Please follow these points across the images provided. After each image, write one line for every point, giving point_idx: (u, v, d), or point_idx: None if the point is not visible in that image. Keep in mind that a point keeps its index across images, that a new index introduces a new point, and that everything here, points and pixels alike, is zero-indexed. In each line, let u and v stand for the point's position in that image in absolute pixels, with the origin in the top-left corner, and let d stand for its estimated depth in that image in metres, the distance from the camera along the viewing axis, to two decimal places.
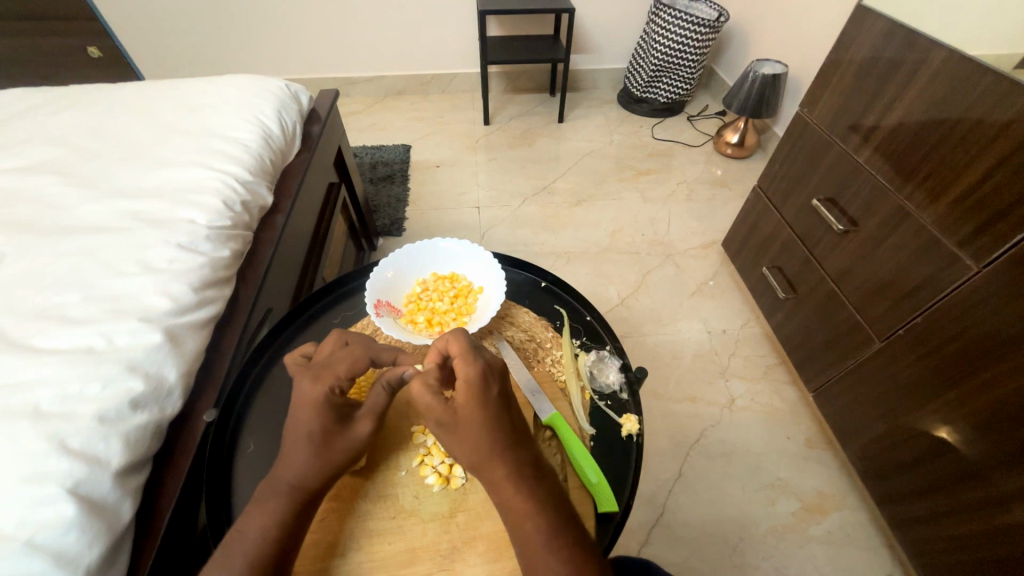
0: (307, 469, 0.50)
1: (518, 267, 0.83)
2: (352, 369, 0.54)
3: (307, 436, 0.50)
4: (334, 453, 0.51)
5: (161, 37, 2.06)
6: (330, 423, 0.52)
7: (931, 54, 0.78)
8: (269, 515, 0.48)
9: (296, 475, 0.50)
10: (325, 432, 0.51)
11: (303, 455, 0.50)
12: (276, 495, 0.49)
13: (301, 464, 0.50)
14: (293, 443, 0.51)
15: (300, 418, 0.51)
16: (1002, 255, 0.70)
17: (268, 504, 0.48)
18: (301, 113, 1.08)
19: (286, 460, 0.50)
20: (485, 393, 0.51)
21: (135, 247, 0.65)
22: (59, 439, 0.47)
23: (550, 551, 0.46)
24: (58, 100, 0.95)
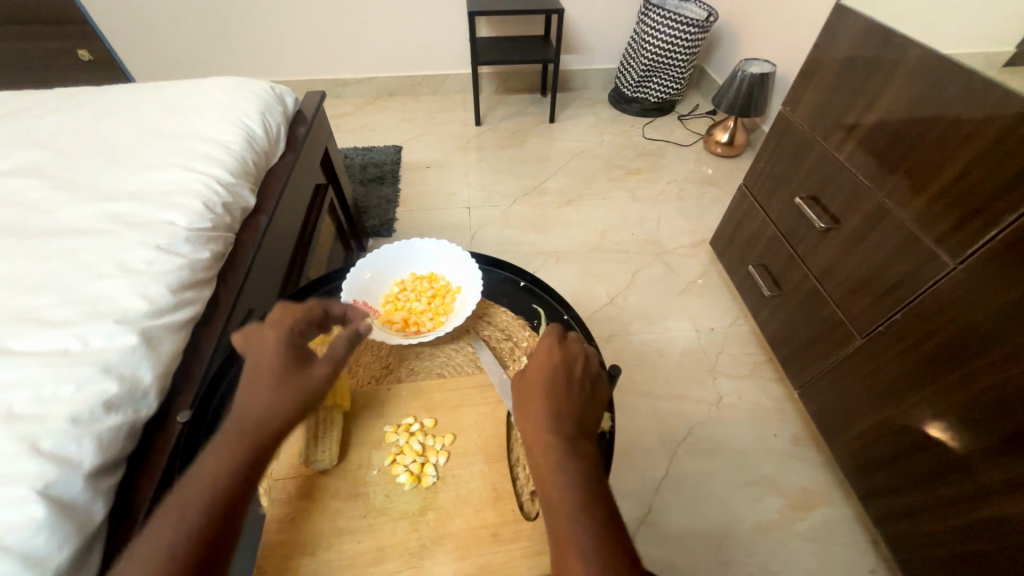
0: (270, 410, 0.51)
1: (497, 267, 0.84)
2: (308, 314, 0.60)
3: (268, 377, 0.53)
4: (296, 392, 0.53)
5: (151, 40, 2.05)
6: (288, 363, 0.54)
7: (907, 53, 0.79)
8: (228, 459, 0.48)
9: (257, 417, 0.51)
10: (287, 370, 0.54)
11: (266, 393, 0.52)
12: (236, 440, 0.49)
13: (262, 406, 0.51)
14: (254, 384, 0.53)
15: (262, 360, 0.54)
16: (978, 251, 0.71)
17: (231, 447, 0.49)
18: (286, 114, 1.08)
19: (246, 402, 0.52)
20: (553, 361, 0.55)
21: (114, 249, 0.65)
22: (31, 440, 0.47)
23: (576, 513, 0.44)
24: (43, 103, 0.95)
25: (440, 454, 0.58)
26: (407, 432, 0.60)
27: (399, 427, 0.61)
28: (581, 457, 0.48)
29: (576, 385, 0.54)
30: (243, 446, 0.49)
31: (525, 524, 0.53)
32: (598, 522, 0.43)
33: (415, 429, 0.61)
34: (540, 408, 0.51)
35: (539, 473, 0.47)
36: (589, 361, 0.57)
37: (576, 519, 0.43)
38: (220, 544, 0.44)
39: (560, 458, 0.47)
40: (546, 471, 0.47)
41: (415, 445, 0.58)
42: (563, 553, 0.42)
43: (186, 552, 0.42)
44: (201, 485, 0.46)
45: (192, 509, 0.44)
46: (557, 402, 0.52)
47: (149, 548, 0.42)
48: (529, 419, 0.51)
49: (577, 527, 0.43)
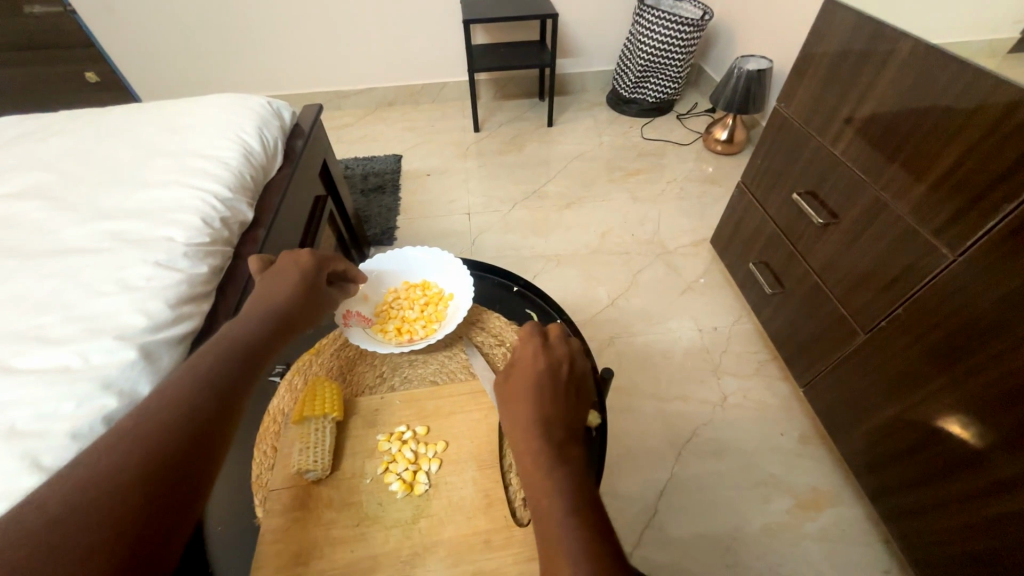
0: (288, 301, 0.62)
1: (490, 273, 0.85)
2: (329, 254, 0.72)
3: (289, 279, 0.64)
4: (310, 295, 0.64)
5: (155, 59, 2.10)
6: (308, 272, 0.66)
7: (897, 45, 0.78)
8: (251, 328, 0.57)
9: (278, 303, 0.61)
10: (307, 276, 0.65)
11: (286, 290, 0.62)
12: (257, 318, 0.59)
13: (283, 297, 0.62)
14: (277, 283, 0.63)
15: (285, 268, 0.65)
16: (977, 242, 0.70)
17: (253, 321, 0.58)
18: (283, 129, 1.10)
19: (267, 293, 0.62)
20: (538, 365, 0.56)
21: (114, 267, 0.67)
22: (32, 457, 0.48)
23: (563, 516, 0.43)
24: (48, 127, 0.98)
25: (432, 461, 0.58)
26: (399, 440, 0.61)
27: (391, 435, 0.61)
28: (569, 463, 0.48)
29: (563, 389, 0.54)
30: (263, 324, 0.58)
31: (517, 530, 0.53)
32: (585, 526, 0.43)
33: (407, 437, 0.61)
34: (527, 414, 0.51)
35: (528, 480, 0.47)
36: (574, 363, 0.58)
37: (563, 524, 0.43)
38: (241, 387, 0.51)
39: (548, 464, 0.47)
40: (535, 478, 0.47)
41: (408, 453, 0.59)
42: (549, 557, 0.41)
43: (211, 385, 0.49)
44: (227, 341, 0.55)
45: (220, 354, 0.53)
46: (544, 406, 0.52)
47: (182, 378, 0.49)
48: (517, 425, 0.51)
49: (564, 531, 0.42)
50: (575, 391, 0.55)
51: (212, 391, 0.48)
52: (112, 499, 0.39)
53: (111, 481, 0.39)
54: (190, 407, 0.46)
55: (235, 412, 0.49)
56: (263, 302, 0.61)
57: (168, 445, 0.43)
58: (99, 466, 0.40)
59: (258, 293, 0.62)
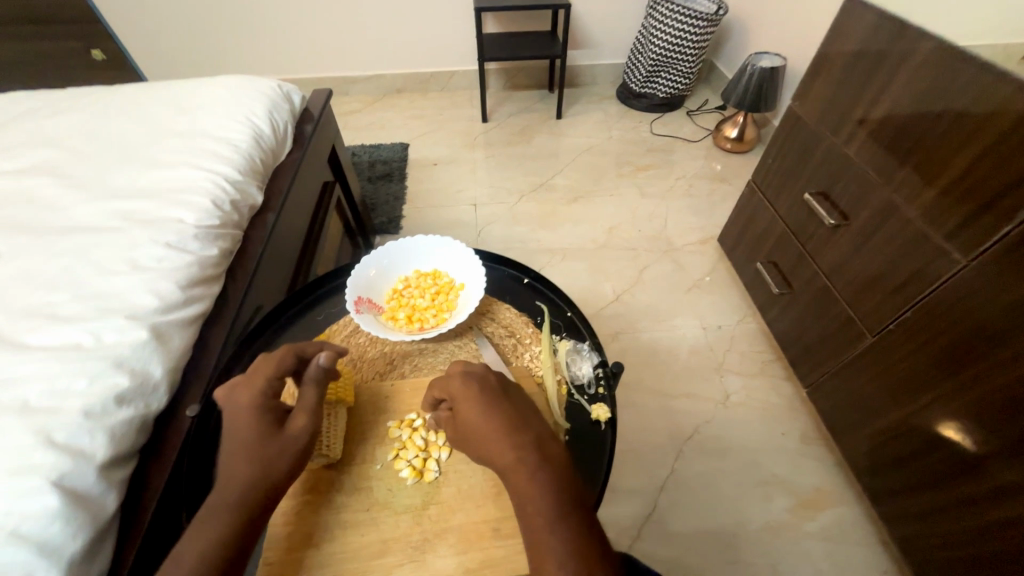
0: (251, 478, 0.49)
1: (500, 263, 0.84)
2: (278, 368, 0.56)
3: (242, 445, 0.50)
4: (274, 459, 0.50)
5: (163, 39, 2.08)
6: (264, 427, 0.52)
7: (916, 45, 0.77)
8: (212, 537, 0.45)
9: (236, 487, 0.48)
10: (264, 433, 0.51)
11: (244, 459, 0.49)
12: (218, 518, 0.46)
13: (242, 475, 0.48)
14: (232, 452, 0.50)
15: (236, 424, 0.52)
16: (989, 248, 0.69)
17: (210, 524, 0.46)
18: (293, 113, 1.09)
19: (223, 475, 0.49)
20: (480, 388, 0.54)
21: (124, 246, 0.67)
22: (45, 432, 0.48)
23: (551, 520, 0.45)
24: (57, 104, 0.97)
25: (442, 449, 0.59)
26: (410, 427, 0.61)
27: (402, 422, 0.62)
28: (549, 462, 0.49)
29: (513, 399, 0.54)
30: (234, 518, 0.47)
31: None
32: (572, 523, 0.45)
33: (417, 425, 0.61)
34: (494, 430, 0.51)
35: (513, 487, 0.48)
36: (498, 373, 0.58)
37: (552, 526, 0.44)
38: None
39: (533, 466, 0.48)
40: (523, 483, 0.47)
41: (418, 440, 0.59)
42: (542, 561, 0.43)
43: None
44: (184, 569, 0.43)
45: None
46: (497, 427, 0.51)
47: None
48: (488, 437, 0.50)
49: (554, 532, 0.44)
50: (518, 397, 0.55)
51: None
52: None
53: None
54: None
55: None
56: (223, 488, 0.48)
57: None
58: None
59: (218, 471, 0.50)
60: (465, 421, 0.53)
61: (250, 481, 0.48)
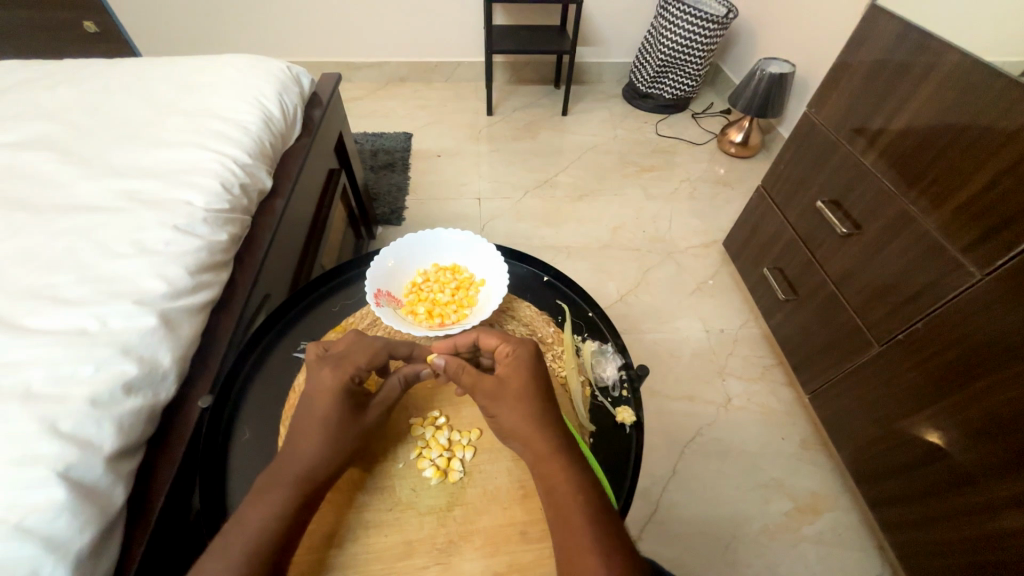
0: (320, 459, 0.51)
1: (519, 260, 0.83)
2: (370, 360, 0.58)
3: (322, 425, 0.52)
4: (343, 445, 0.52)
5: (159, 13, 2.01)
6: (345, 413, 0.53)
7: (942, 57, 0.78)
8: (275, 505, 0.46)
9: (307, 465, 0.50)
10: (344, 419, 0.53)
11: (320, 440, 0.51)
12: (281, 490, 0.48)
13: (314, 455, 0.50)
14: (307, 430, 0.51)
15: (317, 404, 0.53)
16: (1005, 263, 0.70)
17: (274, 494, 0.47)
18: (303, 96, 1.06)
19: (296, 449, 0.50)
20: (535, 367, 0.56)
21: (132, 228, 0.64)
22: (50, 421, 0.46)
23: (586, 512, 0.46)
24: (55, 75, 0.92)
25: (466, 448, 0.59)
26: (433, 425, 0.61)
27: (425, 420, 0.62)
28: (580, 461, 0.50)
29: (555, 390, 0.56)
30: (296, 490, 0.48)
31: None
32: (604, 518, 0.46)
33: (441, 423, 0.61)
34: (539, 412, 0.52)
35: (547, 479, 0.49)
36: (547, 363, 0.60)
37: (586, 516, 0.45)
38: None
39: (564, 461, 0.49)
40: (557, 476, 0.48)
41: (442, 439, 0.59)
42: (574, 549, 0.44)
43: None
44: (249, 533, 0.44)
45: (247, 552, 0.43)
46: (547, 409, 0.52)
47: None
48: (523, 425, 0.51)
49: (587, 523, 0.45)
50: None
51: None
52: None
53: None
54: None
55: None
56: (293, 463, 0.50)
57: None
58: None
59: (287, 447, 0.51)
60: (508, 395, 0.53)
61: (320, 459, 0.51)
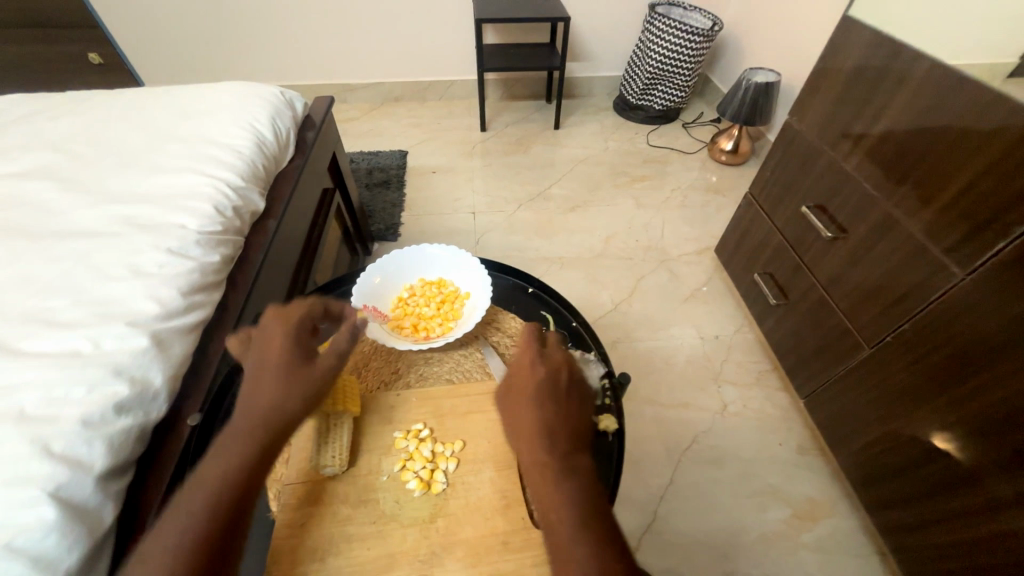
0: (276, 401, 0.52)
1: (505, 273, 0.85)
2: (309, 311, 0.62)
3: (275, 368, 0.54)
4: (302, 383, 0.54)
5: (161, 45, 2.08)
6: (296, 354, 0.56)
7: (914, 64, 0.80)
8: (241, 446, 0.49)
9: (264, 407, 0.52)
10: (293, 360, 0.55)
11: (270, 381, 0.53)
12: (245, 430, 0.50)
13: (269, 398, 0.52)
14: (263, 375, 0.54)
15: (270, 352, 0.56)
16: (987, 262, 0.71)
17: (235, 437, 0.50)
18: (295, 119, 1.09)
19: (253, 397, 0.52)
20: (538, 374, 0.56)
21: (127, 252, 0.66)
22: (42, 442, 0.47)
23: (573, 532, 0.44)
24: (58, 106, 0.96)
25: (450, 460, 0.60)
26: (416, 438, 0.62)
27: (409, 433, 0.63)
28: (580, 473, 0.48)
29: (572, 398, 0.54)
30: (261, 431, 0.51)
31: (535, 533, 0.54)
32: (593, 538, 0.43)
33: (425, 435, 0.62)
34: (534, 420, 0.52)
35: (536, 492, 0.48)
36: (573, 369, 0.58)
37: (570, 535, 0.44)
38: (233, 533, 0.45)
39: (555, 476, 0.47)
40: (545, 488, 0.47)
41: (425, 451, 0.60)
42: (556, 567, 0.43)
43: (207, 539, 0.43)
44: (209, 475, 0.47)
45: (203, 496, 0.45)
46: (549, 418, 0.52)
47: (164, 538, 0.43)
48: (528, 436, 0.51)
49: (578, 545, 0.43)
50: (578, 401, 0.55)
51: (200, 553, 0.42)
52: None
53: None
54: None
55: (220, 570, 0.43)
56: (250, 408, 0.52)
57: None
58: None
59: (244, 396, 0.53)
60: (516, 402, 0.55)
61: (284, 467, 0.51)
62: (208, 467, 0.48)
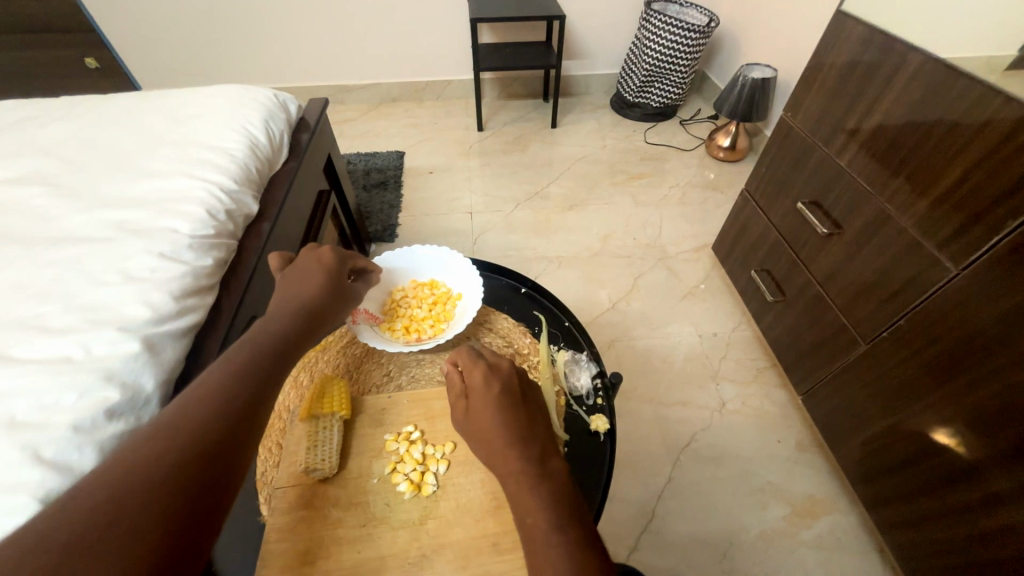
0: (314, 297, 0.63)
1: (498, 273, 0.85)
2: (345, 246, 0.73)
3: (317, 274, 0.65)
4: (336, 289, 0.66)
5: (158, 49, 2.08)
6: (335, 267, 0.67)
7: (907, 59, 0.79)
8: (286, 321, 0.59)
9: (306, 299, 0.62)
10: (331, 273, 0.66)
11: (313, 282, 0.64)
12: (289, 313, 0.60)
13: (310, 293, 0.63)
14: (308, 275, 0.65)
15: (313, 261, 0.67)
16: (980, 257, 0.71)
17: (282, 317, 0.60)
18: (289, 121, 1.09)
19: (291, 299, 0.62)
20: (490, 391, 0.54)
21: (118, 257, 0.66)
22: (32, 449, 0.47)
23: (549, 537, 0.43)
24: (52, 112, 0.96)
25: (440, 462, 0.60)
26: (407, 440, 0.62)
27: (399, 435, 0.63)
28: (551, 478, 0.48)
29: (528, 409, 0.54)
30: (298, 317, 0.60)
31: None
32: (568, 539, 0.43)
33: (415, 438, 0.62)
34: (497, 435, 0.51)
35: (513, 504, 0.47)
36: (519, 378, 0.57)
37: (547, 539, 0.43)
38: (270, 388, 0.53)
39: (529, 484, 0.47)
40: (520, 499, 0.47)
41: (415, 454, 0.60)
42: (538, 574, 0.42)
43: (254, 382, 0.51)
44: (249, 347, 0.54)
45: (249, 354, 0.54)
46: (512, 429, 0.51)
47: (217, 373, 0.50)
48: (497, 452, 0.50)
49: (554, 551, 0.42)
50: (535, 409, 0.55)
51: (241, 397, 0.49)
52: (152, 508, 0.39)
53: (139, 493, 0.39)
54: (220, 414, 0.46)
55: (259, 408, 0.50)
56: (292, 298, 0.62)
57: (204, 437, 0.44)
58: (137, 469, 0.40)
59: (285, 291, 0.63)
60: (475, 421, 0.53)
61: None
62: (253, 338, 0.56)
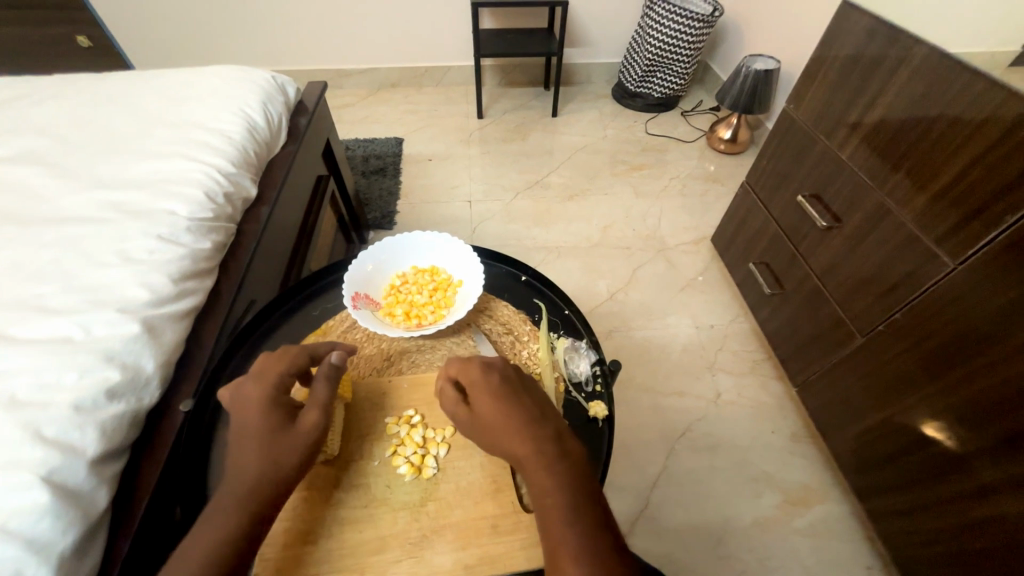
0: (261, 474, 0.50)
1: (498, 260, 0.85)
2: (293, 364, 0.58)
3: (255, 435, 0.52)
4: (284, 451, 0.52)
5: (152, 29, 2.04)
6: (275, 420, 0.53)
7: (911, 51, 0.79)
8: (220, 530, 0.46)
9: (247, 484, 0.49)
10: (273, 430, 0.52)
11: (253, 453, 0.51)
12: (228, 511, 0.48)
13: (252, 471, 0.50)
14: (243, 446, 0.51)
15: (248, 419, 0.53)
16: (978, 252, 0.71)
17: (221, 518, 0.47)
18: (287, 104, 1.07)
19: (235, 464, 0.50)
20: (493, 383, 0.53)
21: (116, 238, 0.65)
22: (33, 427, 0.47)
23: (568, 522, 0.45)
24: (43, 91, 0.94)
25: (441, 445, 0.60)
26: (408, 423, 0.62)
27: (400, 418, 0.63)
28: (565, 457, 0.49)
29: (533, 396, 0.54)
30: (240, 514, 0.48)
31: (523, 515, 0.55)
32: (586, 519, 0.45)
33: (415, 421, 0.63)
34: (507, 424, 0.50)
35: (529, 484, 0.48)
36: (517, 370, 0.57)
37: (568, 521, 0.45)
38: None
39: (546, 469, 0.48)
40: (538, 481, 0.47)
41: (416, 437, 0.61)
42: (558, 554, 0.44)
43: None
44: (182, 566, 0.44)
45: None
46: (522, 414, 0.51)
47: None
48: (510, 437, 0.50)
49: (573, 537, 0.44)
50: (539, 394, 0.55)
51: None
52: None
53: None
54: None
55: None
56: (232, 485, 0.49)
57: None
58: None
59: (229, 468, 0.51)
60: (480, 413, 0.52)
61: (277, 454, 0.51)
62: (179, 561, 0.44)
